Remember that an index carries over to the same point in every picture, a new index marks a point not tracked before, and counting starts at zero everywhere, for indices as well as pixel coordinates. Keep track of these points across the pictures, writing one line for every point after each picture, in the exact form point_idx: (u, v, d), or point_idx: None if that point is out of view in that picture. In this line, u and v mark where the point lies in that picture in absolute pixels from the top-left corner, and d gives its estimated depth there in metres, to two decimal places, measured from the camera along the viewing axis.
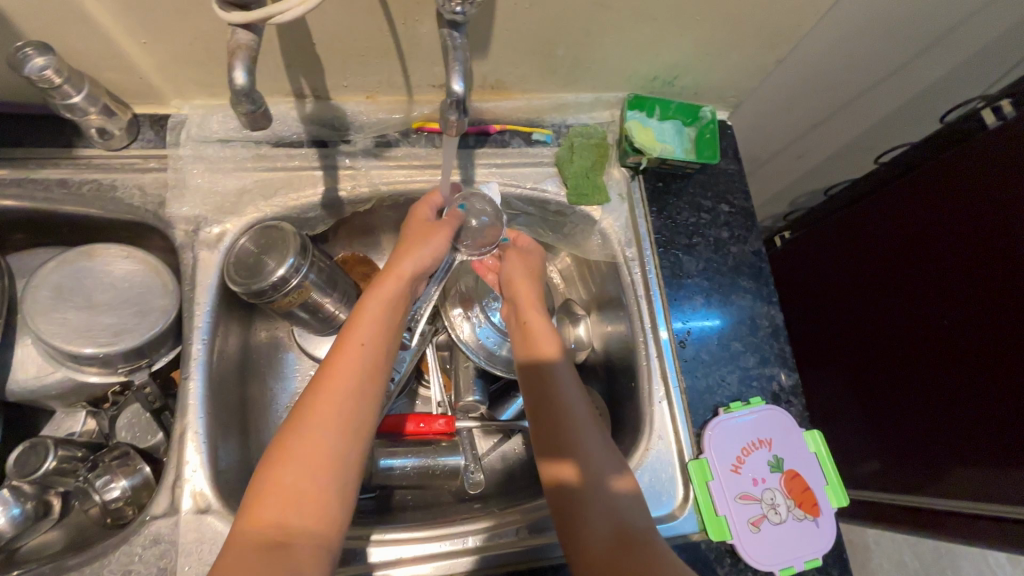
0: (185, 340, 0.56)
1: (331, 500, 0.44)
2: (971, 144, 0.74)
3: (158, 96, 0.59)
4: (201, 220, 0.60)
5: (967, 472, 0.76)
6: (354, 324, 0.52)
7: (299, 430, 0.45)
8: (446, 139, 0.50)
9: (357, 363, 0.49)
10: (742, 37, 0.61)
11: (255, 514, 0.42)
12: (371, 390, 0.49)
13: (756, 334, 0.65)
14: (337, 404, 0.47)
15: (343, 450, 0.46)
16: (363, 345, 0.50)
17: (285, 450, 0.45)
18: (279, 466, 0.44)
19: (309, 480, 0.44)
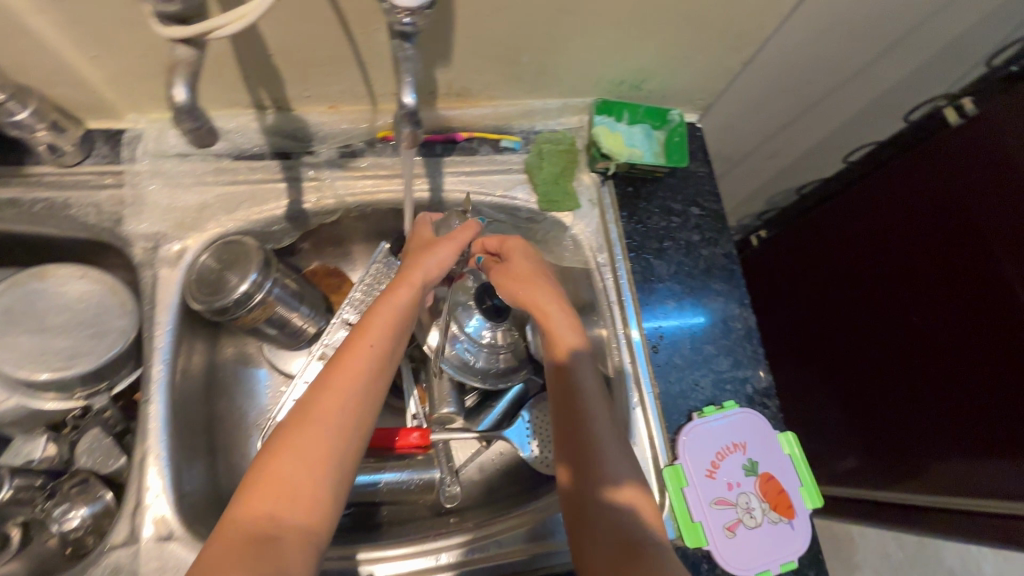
0: (145, 361, 0.54)
1: (325, 501, 0.43)
2: (939, 141, 0.75)
3: (112, 111, 0.57)
4: (159, 237, 0.58)
5: (945, 467, 0.77)
6: (366, 325, 0.51)
7: (303, 427, 0.45)
8: (403, 150, 0.50)
9: (365, 366, 0.48)
10: (706, 39, 0.61)
11: (250, 504, 0.41)
12: (376, 392, 0.49)
13: (729, 337, 0.65)
14: (342, 407, 0.46)
15: (342, 453, 0.45)
16: (371, 348, 0.49)
17: (287, 444, 0.44)
18: (277, 460, 0.43)
19: (308, 478, 0.43)
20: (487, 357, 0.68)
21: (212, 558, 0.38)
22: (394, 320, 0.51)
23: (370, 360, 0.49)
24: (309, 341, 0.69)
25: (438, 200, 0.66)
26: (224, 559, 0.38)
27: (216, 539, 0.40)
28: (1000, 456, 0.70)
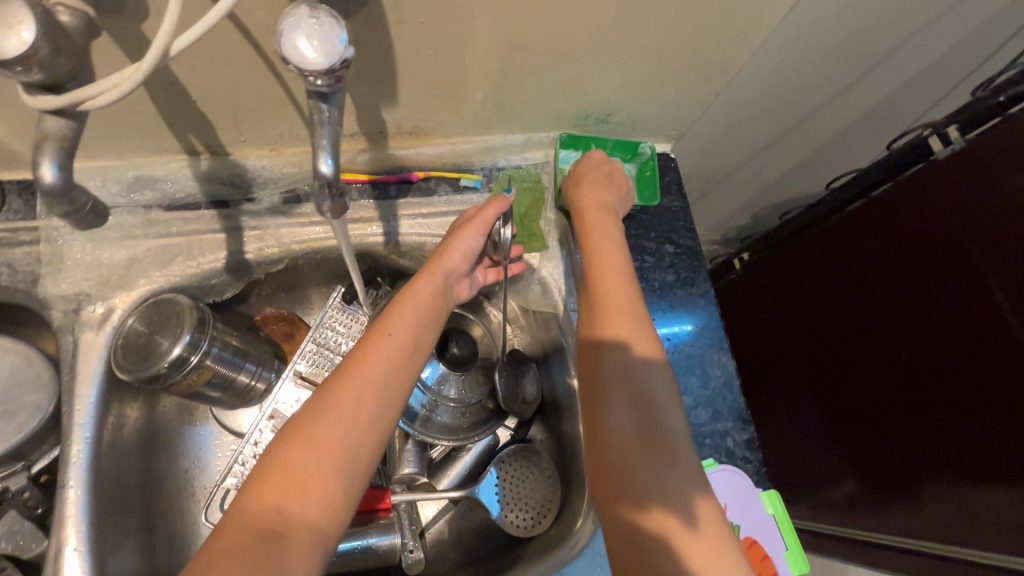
0: (64, 440, 0.49)
1: (339, 497, 0.39)
2: (926, 168, 0.71)
3: (24, 161, 0.52)
4: (82, 297, 0.53)
5: (940, 508, 0.74)
6: (394, 312, 0.49)
7: (322, 413, 0.41)
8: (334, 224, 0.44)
9: (390, 353, 0.46)
10: (674, 71, 0.57)
11: (258, 497, 0.37)
12: (399, 384, 0.45)
13: (707, 386, 0.61)
14: (365, 394, 0.43)
15: (363, 445, 0.42)
16: (393, 336, 0.47)
17: (304, 430, 0.40)
18: (292, 447, 0.40)
19: (320, 470, 0.39)
20: (453, 414, 0.64)
21: (210, 555, 0.35)
22: (420, 308, 0.50)
23: (395, 347, 0.46)
24: (260, 396, 0.64)
25: (393, 244, 0.61)
26: (225, 556, 0.34)
27: (218, 533, 0.36)
28: (996, 501, 0.67)
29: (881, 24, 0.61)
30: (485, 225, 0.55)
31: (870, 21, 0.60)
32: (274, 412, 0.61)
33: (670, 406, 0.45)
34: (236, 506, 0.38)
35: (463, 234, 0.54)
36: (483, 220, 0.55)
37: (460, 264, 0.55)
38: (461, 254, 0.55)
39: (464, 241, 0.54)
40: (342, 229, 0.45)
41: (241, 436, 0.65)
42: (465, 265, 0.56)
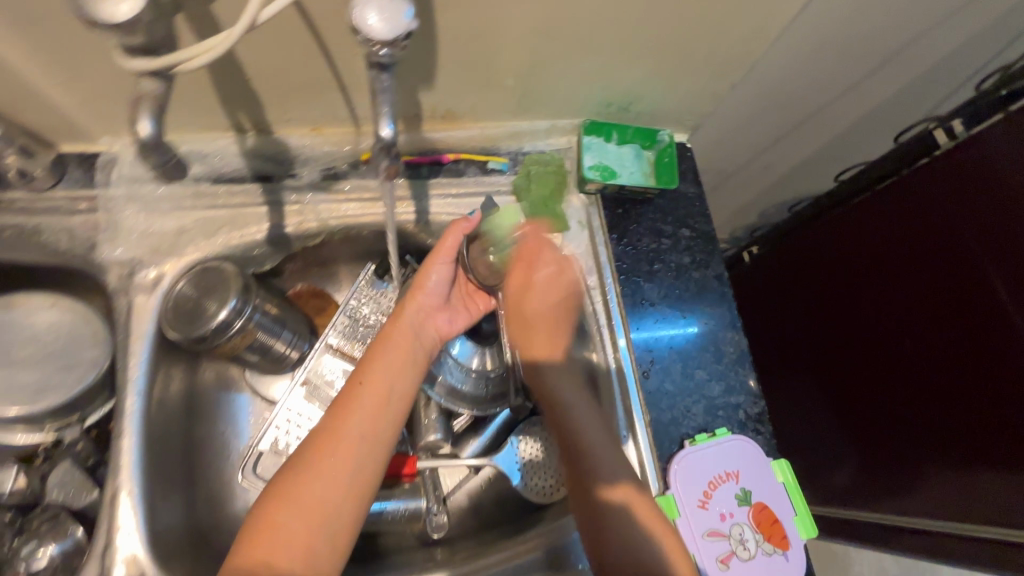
0: (118, 393, 0.53)
1: (325, 528, 0.48)
2: (932, 163, 0.74)
3: (85, 135, 0.55)
4: (135, 263, 0.56)
5: (938, 492, 0.76)
6: (371, 361, 0.56)
7: (302, 466, 0.50)
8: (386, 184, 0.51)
9: (364, 400, 0.54)
10: (694, 63, 0.60)
11: (252, 544, 0.46)
12: (367, 435, 0.53)
13: (720, 362, 0.64)
14: (340, 439, 0.51)
15: (342, 483, 0.50)
16: (360, 389, 0.54)
17: (295, 473, 0.50)
18: (285, 488, 0.49)
19: (298, 520, 0.47)
20: (474, 383, 0.66)
21: None
22: (391, 354, 0.57)
23: (361, 401, 0.53)
24: (294, 363, 0.67)
25: (423, 222, 0.65)
26: None
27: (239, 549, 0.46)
28: (992, 483, 0.70)
29: (890, 23, 0.64)
30: (448, 254, 0.61)
31: (880, 19, 0.63)
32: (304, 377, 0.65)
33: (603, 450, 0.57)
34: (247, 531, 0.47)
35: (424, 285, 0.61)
36: (444, 250, 0.61)
37: (431, 305, 0.62)
38: (428, 296, 0.61)
39: (428, 275, 0.61)
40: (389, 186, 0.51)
41: (273, 404, 0.68)
42: (434, 313, 0.63)
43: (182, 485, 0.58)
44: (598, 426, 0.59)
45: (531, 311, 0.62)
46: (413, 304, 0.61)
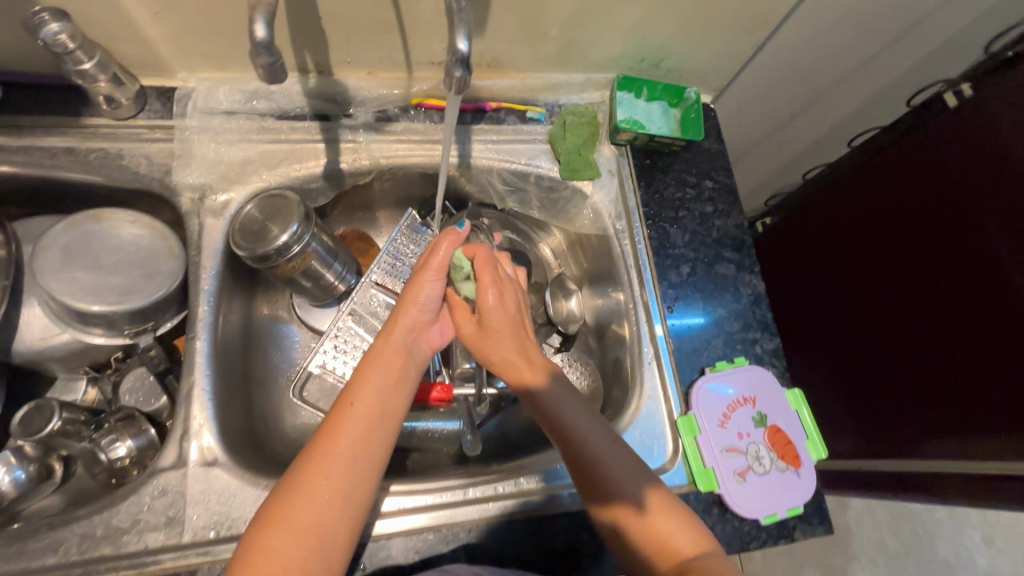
0: (191, 302, 0.58)
1: (320, 571, 0.41)
2: (938, 124, 0.78)
3: (165, 69, 0.60)
4: (205, 188, 0.61)
5: (932, 438, 0.81)
6: (359, 377, 0.50)
7: (292, 490, 0.42)
8: (450, 101, 0.53)
9: (355, 425, 0.46)
10: (724, 21, 0.65)
11: None
12: (369, 453, 0.46)
13: (739, 301, 0.68)
14: (331, 470, 0.44)
15: (336, 519, 0.43)
16: (355, 406, 0.47)
17: (278, 513, 0.42)
18: (270, 532, 0.41)
19: (299, 548, 0.40)
20: None
21: None
22: (381, 373, 0.50)
23: (359, 417, 0.47)
24: (338, 298, 0.73)
25: (465, 166, 0.70)
26: None
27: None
28: (982, 425, 0.75)
29: None
30: (440, 269, 0.56)
31: None
32: (349, 307, 0.69)
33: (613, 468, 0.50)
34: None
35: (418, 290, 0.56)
36: (433, 265, 0.56)
37: (423, 320, 0.56)
38: (421, 303, 0.56)
39: (422, 290, 0.56)
40: (456, 100, 0.53)
41: (319, 333, 0.73)
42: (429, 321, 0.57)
43: (240, 396, 0.62)
44: (602, 434, 0.51)
45: (500, 328, 0.56)
46: (404, 320, 0.55)
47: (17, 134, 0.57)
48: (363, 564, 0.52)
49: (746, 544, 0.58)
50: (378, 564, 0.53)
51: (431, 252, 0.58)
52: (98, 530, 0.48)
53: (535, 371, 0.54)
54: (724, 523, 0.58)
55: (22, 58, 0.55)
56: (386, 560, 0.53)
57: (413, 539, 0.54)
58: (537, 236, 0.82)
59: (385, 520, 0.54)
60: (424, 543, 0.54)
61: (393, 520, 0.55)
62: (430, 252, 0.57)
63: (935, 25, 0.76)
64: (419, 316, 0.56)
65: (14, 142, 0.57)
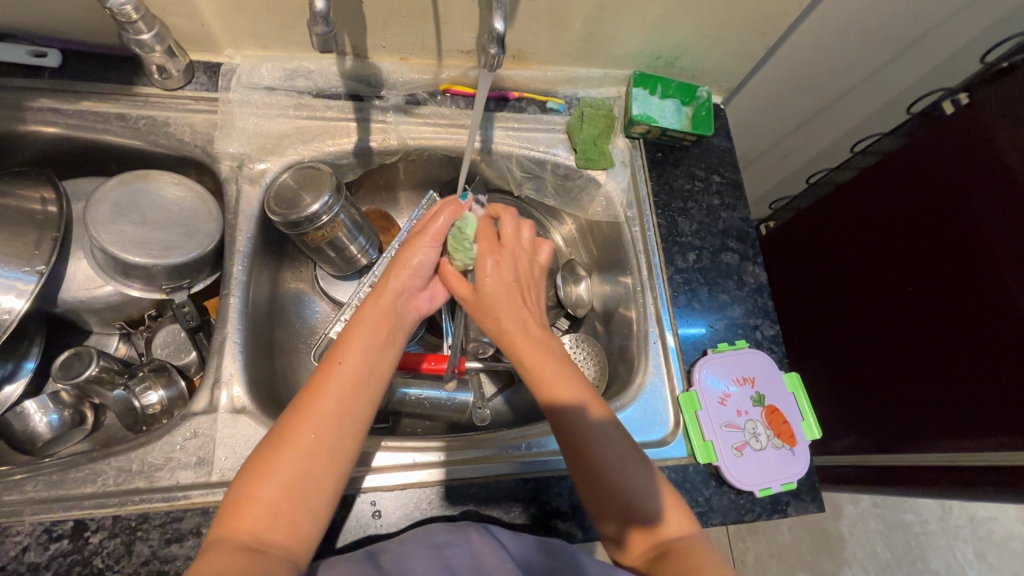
0: (227, 262, 0.62)
1: (304, 523, 0.42)
2: (937, 132, 0.82)
3: (214, 45, 0.64)
4: (244, 158, 0.65)
5: (922, 433, 0.84)
6: (347, 337, 0.49)
7: (278, 442, 0.43)
8: (482, 76, 0.56)
9: (342, 385, 0.46)
10: (737, 23, 0.69)
11: (233, 523, 0.40)
12: (357, 412, 0.46)
13: (742, 289, 0.72)
14: (317, 426, 0.44)
15: (322, 472, 0.43)
16: (342, 364, 0.47)
17: (264, 463, 0.42)
18: (256, 482, 0.41)
19: (284, 496, 0.41)
20: None
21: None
22: (370, 332, 0.50)
23: (346, 374, 0.47)
24: (358, 272, 0.76)
25: (487, 150, 0.73)
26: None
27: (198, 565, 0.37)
28: (971, 421, 0.78)
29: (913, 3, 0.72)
30: (438, 235, 0.56)
31: None
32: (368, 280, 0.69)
33: (609, 461, 0.50)
34: (210, 541, 0.39)
35: (414, 253, 0.55)
36: (430, 232, 0.56)
37: (414, 283, 0.55)
38: (415, 267, 0.55)
39: (415, 254, 0.55)
40: (485, 82, 0.57)
41: (338, 305, 0.76)
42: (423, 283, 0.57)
43: (266, 357, 0.65)
44: (601, 426, 0.51)
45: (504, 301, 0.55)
46: (394, 282, 0.54)
47: (75, 98, 0.62)
48: (379, 511, 0.56)
49: (741, 516, 0.61)
50: (393, 513, 0.56)
51: (429, 219, 0.58)
52: (134, 465, 0.52)
53: (533, 346, 0.53)
54: (721, 494, 0.62)
55: (84, 28, 0.60)
56: (402, 509, 0.56)
57: (427, 490, 0.57)
58: (550, 223, 0.86)
59: (395, 471, 0.58)
60: (437, 493, 0.57)
61: (403, 472, 0.58)
62: (429, 221, 0.57)
63: (938, 39, 0.80)
64: (413, 279, 0.55)
65: (70, 106, 0.61)
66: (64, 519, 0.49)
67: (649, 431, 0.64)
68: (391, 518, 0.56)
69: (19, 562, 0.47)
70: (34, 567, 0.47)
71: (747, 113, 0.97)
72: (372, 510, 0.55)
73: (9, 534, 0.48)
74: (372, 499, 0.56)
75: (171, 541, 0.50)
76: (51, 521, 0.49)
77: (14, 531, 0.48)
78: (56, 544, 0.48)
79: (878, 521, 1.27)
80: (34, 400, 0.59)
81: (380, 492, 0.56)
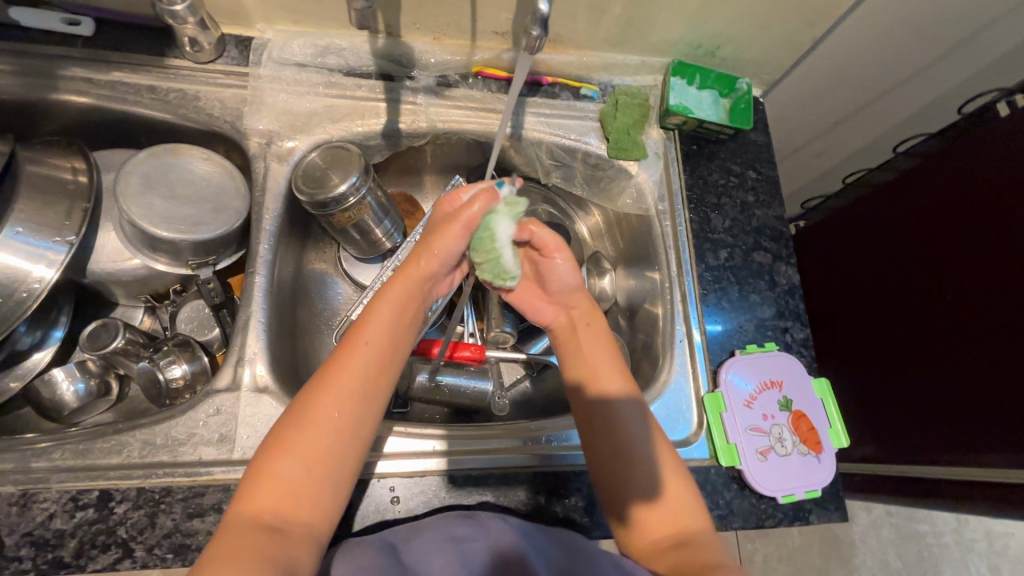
0: (253, 239, 0.62)
1: (325, 502, 0.42)
2: (989, 133, 0.79)
3: (246, 19, 0.63)
4: (273, 135, 0.65)
5: (946, 445, 0.82)
6: (370, 317, 0.48)
7: (301, 422, 0.42)
8: (521, 59, 0.53)
9: (365, 366, 0.45)
10: (785, 11, 0.66)
11: (253, 501, 0.40)
12: (375, 395, 0.46)
13: (774, 290, 0.70)
14: (341, 406, 0.43)
15: (343, 454, 0.43)
16: (366, 345, 0.46)
17: (284, 444, 0.42)
18: (279, 456, 0.41)
19: (305, 475, 0.41)
20: None
21: (215, 551, 0.37)
22: (395, 314, 0.48)
23: (369, 357, 0.46)
24: (381, 256, 0.76)
25: (518, 136, 0.72)
26: (224, 551, 0.37)
27: (217, 544, 0.38)
28: (1000, 436, 0.75)
29: None
30: (470, 223, 0.49)
31: None
32: (392, 264, 0.69)
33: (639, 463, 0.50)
34: (231, 515, 0.39)
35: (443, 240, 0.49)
36: (466, 218, 0.49)
37: (441, 270, 0.51)
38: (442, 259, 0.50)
39: (447, 241, 0.49)
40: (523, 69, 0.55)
41: (360, 287, 0.76)
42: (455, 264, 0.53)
43: (288, 336, 0.65)
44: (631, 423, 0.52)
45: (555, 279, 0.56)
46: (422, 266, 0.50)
47: (106, 68, 0.61)
48: (397, 497, 0.55)
49: (762, 521, 0.60)
50: (411, 499, 0.56)
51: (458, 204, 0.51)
52: (157, 439, 0.52)
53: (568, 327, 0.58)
54: (742, 498, 0.60)
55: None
56: (420, 495, 0.56)
57: (444, 478, 0.57)
58: (576, 214, 0.85)
59: (413, 458, 0.58)
60: (455, 480, 0.57)
61: (419, 459, 0.58)
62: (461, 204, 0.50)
63: (994, 37, 0.76)
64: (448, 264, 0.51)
65: (101, 76, 0.61)
66: (89, 488, 0.50)
67: (672, 430, 0.63)
68: (409, 504, 0.55)
69: (46, 528, 0.48)
70: (60, 534, 0.48)
71: (784, 106, 0.94)
72: (390, 495, 0.55)
73: (38, 500, 0.49)
74: (391, 485, 0.56)
75: (193, 515, 0.50)
76: (77, 490, 0.49)
77: (41, 498, 0.49)
78: (81, 513, 0.49)
79: (890, 530, 1.25)
80: (62, 368, 0.60)
81: (398, 477, 0.56)
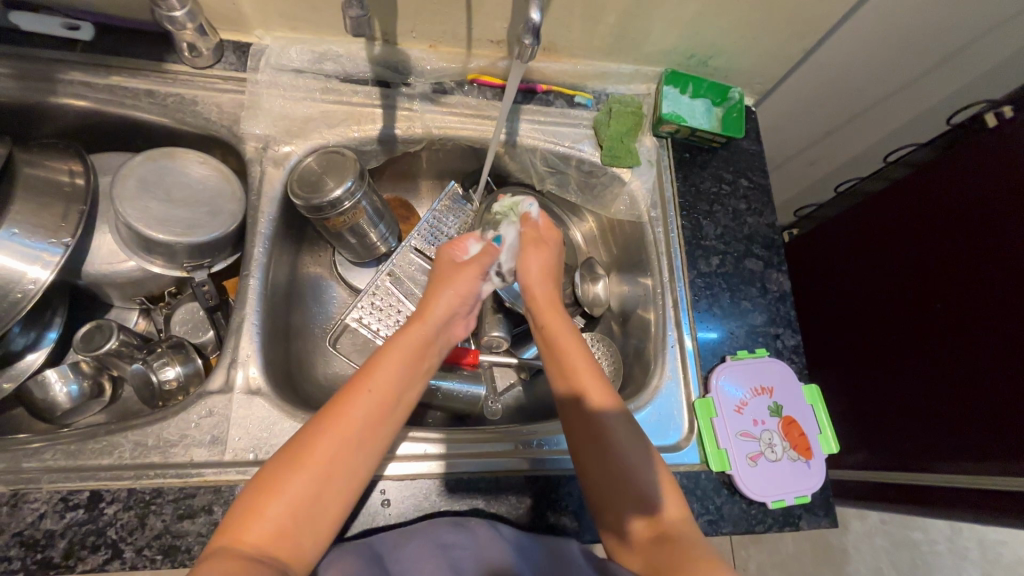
0: (248, 242, 0.62)
1: (306, 545, 0.41)
2: (977, 144, 0.80)
3: (245, 25, 0.64)
4: (269, 140, 0.65)
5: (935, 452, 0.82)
6: (379, 361, 0.49)
7: (298, 459, 0.42)
8: (516, 66, 0.55)
9: (366, 412, 0.46)
10: (775, 22, 0.67)
11: (239, 531, 0.39)
12: (372, 444, 0.46)
13: (765, 296, 0.71)
14: (337, 449, 0.43)
15: (329, 500, 0.43)
16: (370, 391, 0.47)
17: (275, 483, 0.41)
18: (265, 497, 0.41)
19: (292, 516, 0.41)
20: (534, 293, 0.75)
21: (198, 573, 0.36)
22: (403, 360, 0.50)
23: (371, 401, 0.46)
24: (375, 260, 0.77)
25: (512, 142, 0.73)
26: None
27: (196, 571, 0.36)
28: (989, 444, 0.75)
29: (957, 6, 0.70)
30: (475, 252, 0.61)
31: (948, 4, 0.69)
32: (387, 268, 0.70)
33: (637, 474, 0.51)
34: (214, 545, 0.39)
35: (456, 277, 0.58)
36: (473, 260, 0.60)
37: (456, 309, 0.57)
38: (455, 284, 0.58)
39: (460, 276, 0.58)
40: (518, 75, 0.56)
41: (355, 292, 0.76)
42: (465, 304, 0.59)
43: (282, 339, 0.65)
44: (630, 435, 0.53)
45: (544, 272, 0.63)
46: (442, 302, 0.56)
47: (105, 72, 0.62)
48: (388, 499, 0.56)
49: (752, 526, 0.61)
50: (403, 502, 0.56)
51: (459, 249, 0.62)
52: (149, 439, 0.53)
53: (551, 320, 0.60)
54: (733, 504, 0.61)
55: (119, 4, 0.60)
56: (410, 498, 0.56)
57: (436, 481, 0.57)
58: (571, 220, 0.86)
59: (405, 461, 0.58)
60: (446, 484, 0.57)
61: (411, 463, 0.58)
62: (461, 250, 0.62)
63: (981, 50, 0.77)
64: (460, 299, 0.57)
65: (100, 80, 0.62)
66: (80, 489, 0.50)
67: (663, 435, 0.63)
68: (401, 507, 0.56)
69: (36, 528, 0.48)
70: (50, 534, 0.48)
71: (777, 115, 0.95)
72: (381, 498, 0.55)
73: (28, 500, 0.49)
74: (383, 488, 0.56)
75: (183, 516, 0.50)
76: (67, 491, 0.49)
77: (32, 497, 0.49)
78: (72, 513, 0.49)
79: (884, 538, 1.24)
80: (55, 369, 0.60)
81: (390, 480, 0.56)
